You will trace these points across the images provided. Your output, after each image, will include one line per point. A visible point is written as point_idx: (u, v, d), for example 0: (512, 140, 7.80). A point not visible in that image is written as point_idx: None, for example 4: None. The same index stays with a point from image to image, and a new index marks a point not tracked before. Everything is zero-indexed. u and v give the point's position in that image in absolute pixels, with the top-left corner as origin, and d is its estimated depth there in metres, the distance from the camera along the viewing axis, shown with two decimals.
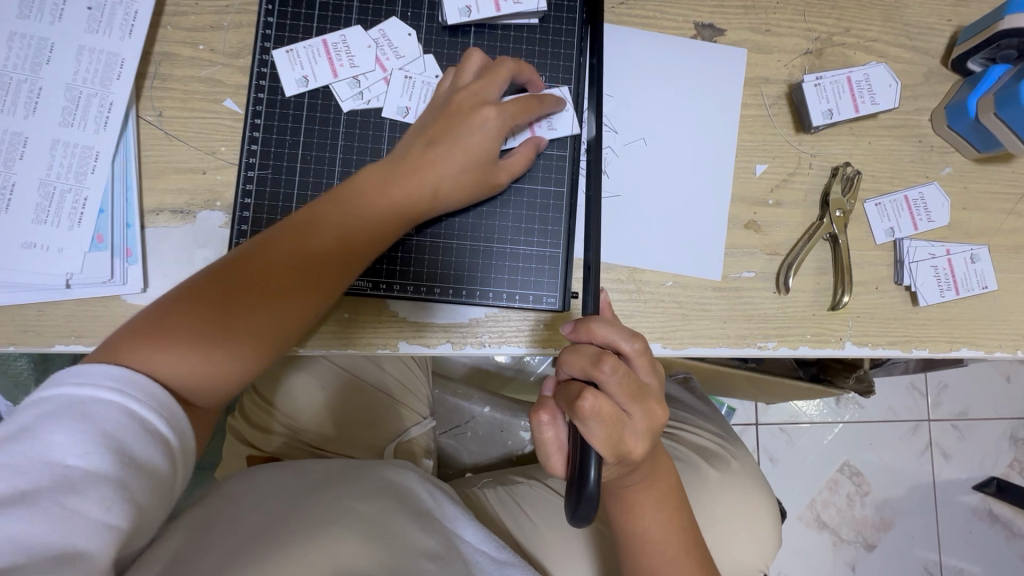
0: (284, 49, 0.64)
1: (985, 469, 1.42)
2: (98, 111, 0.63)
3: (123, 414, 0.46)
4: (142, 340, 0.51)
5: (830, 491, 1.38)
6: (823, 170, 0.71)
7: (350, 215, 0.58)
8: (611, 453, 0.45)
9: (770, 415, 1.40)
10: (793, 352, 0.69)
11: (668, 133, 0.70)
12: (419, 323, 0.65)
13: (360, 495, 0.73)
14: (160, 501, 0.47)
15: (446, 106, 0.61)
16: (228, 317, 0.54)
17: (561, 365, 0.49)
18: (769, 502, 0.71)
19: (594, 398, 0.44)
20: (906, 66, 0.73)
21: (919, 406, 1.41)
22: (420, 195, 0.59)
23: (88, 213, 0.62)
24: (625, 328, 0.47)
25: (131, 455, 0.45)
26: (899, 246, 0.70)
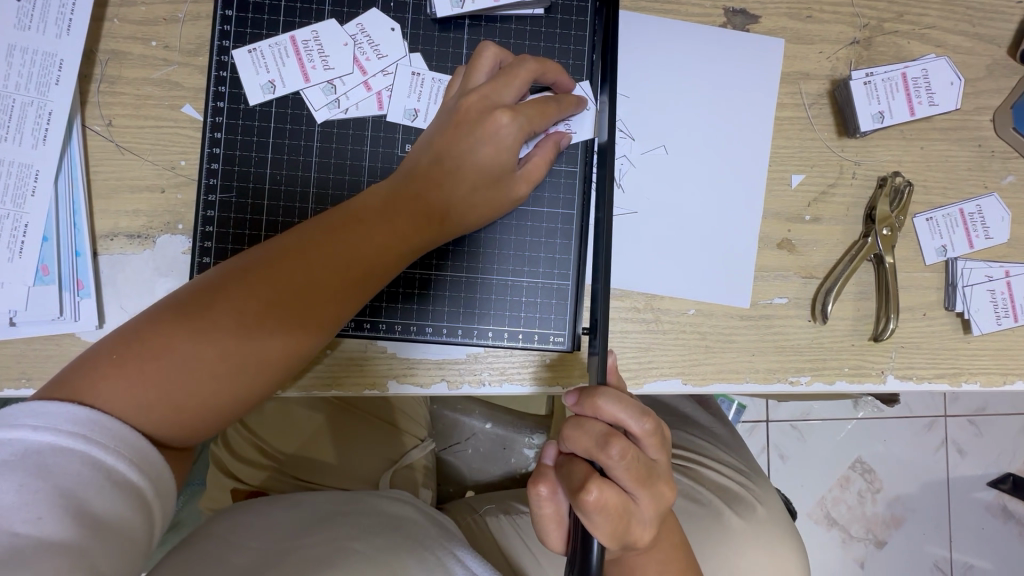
0: (246, 49, 0.56)
1: (1001, 464, 1.31)
2: (36, 122, 0.55)
3: (85, 465, 0.39)
4: (97, 381, 0.43)
5: (841, 488, 1.28)
6: (867, 180, 0.62)
7: (343, 238, 0.49)
8: (615, 544, 0.42)
9: (781, 412, 1.28)
10: (829, 387, 0.62)
11: (691, 137, 0.62)
12: (407, 361, 0.58)
13: (358, 533, 0.63)
14: (132, 563, 0.40)
15: (453, 112, 0.52)
16: (196, 360, 0.45)
17: (564, 439, 0.44)
18: (795, 549, 0.66)
19: (599, 492, 0.40)
20: (967, 56, 0.63)
21: (936, 402, 1.30)
22: (424, 214, 0.51)
23: (31, 240, 0.54)
24: (635, 406, 0.41)
25: (94, 515, 0.38)
26: (952, 267, 0.62)
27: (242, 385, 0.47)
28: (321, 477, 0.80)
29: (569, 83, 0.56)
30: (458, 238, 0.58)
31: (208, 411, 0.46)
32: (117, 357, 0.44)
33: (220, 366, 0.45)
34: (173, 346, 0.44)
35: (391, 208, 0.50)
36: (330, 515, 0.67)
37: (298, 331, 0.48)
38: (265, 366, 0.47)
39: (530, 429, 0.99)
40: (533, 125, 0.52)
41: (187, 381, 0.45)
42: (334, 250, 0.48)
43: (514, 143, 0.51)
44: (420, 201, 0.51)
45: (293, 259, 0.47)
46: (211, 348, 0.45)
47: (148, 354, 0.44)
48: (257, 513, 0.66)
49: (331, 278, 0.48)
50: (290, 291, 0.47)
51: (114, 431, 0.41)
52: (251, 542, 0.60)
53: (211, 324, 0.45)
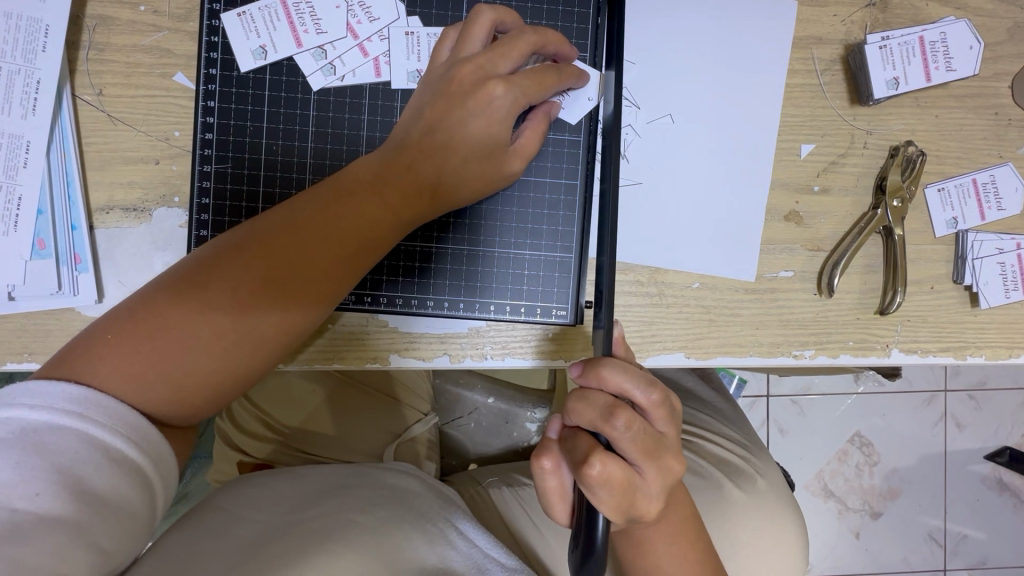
0: (236, 12, 0.54)
1: (999, 438, 1.32)
2: (24, 91, 0.53)
3: (82, 444, 0.39)
4: (93, 361, 0.43)
5: (839, 461, 1.29)
6: (879, 150, 0.61)
7: (334, 215, 0.47)
8: (620, 516, 0.42)
9: (782, 386, 1.29)
10: (833, 361, 0.61)
11: (698, 106, 0.60)
12: (409, 336, 0.58)
13: (362, 506, 0.65)
14: (134, 536, 0.41)
15: (446, 81, 0.50)
16: (191, 339, 0.44)
17: (568, 413, 0.43)
18: (795, 519, 0.67)
19: (603, 465, 0.39)
20: (988, 19, 0.61)
21: (936, 376, 1.31)
22: (417, 190, 0.50)
23: (25, 213, 0.54)
24: (641, 376, 0.41)
25: (92, 492, 0.38)
26: (963, 240, 0.61)
27: (240, 365, 0.47)
28: (326, 450, 0.81)
29: (569, 54, 0.54)
30: (458, 210, 0.57)
31: (206, 390, 0.46)
32: (112, 338, 0.44)
33: (216, 347, 0.45)
34: (168, 327, 0.44)
35: (382, 183, 0.49)
36: (334, 489, 0.68)
37: (293, 309, 0.47)
38: (260, 345, 0.47)
39: (532, 403, 1.00)
40: (528, 98, 0.50)
41: (184, 361, 0.45)
42: (326, 228, 0.47)
43: (509, 117, 0.50)
44: (413, 177, 0.49)
45: (285, 238, 0.46)
46: (206, 329, 0.45)
47: (143, 334, 0.44)
48: (265, 486, 0.68)
49: (324, 256, 0.47)
50: (282, 270, 0.46)
51: (111, 412, 0.41)
52: (257, 515, 0.61)
53: (205, 304, 0.45)
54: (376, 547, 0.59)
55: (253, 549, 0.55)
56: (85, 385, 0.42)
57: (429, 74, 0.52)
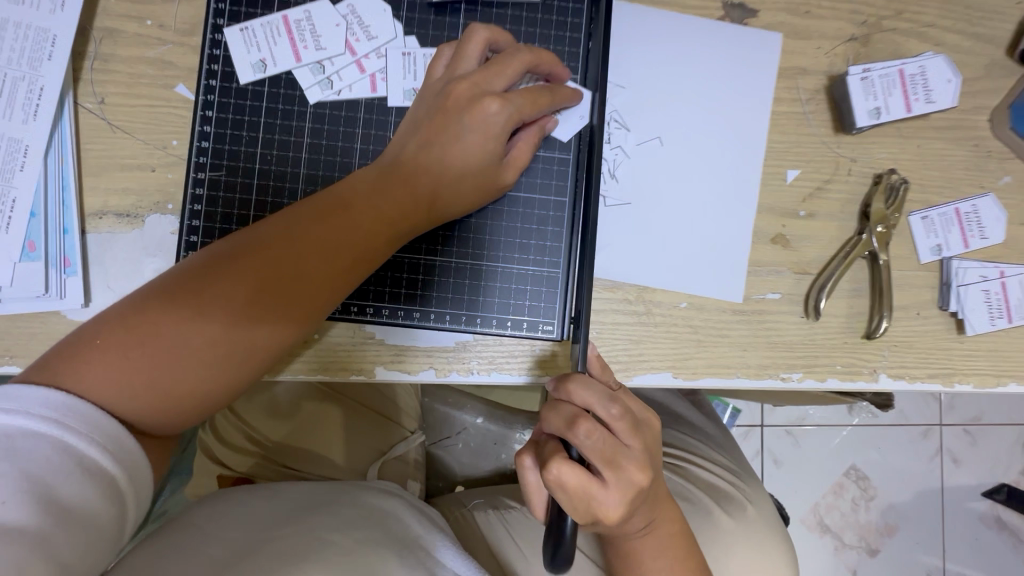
0: (238, 27, 0.54)
1: (997, 474, 1.30)
2: (27, 97, 0.54)
3: (55, 451, 0.38)
4: (79, 366, 0.42)
5: (835, 495, 1.27)
6: (864, 177, 0.62)
7: (330, 225, 0.48)
8: (583, 520, 0.42)
9: (776, 417, 1.28)
10: (821, 385, 0.61)
11: (687, 131, 0.61)
12: (396, 348, 0.58)
13: (340, 527, 0.63)
14: (100, 552, 0.40)
15: (443, 97, 0.51)
16: (180, 344, 0.44)
17: (538, 418, 0.44)
18: (786, 548, 0.65)
19: (558, 471, 0.40)
20: (965, 56, 0.63)
21: (931, 410, 1.30)
22: (413, 202, 0.50)
23: (17, 216, 0.54)
24: (600, 389, 0.40)
25: (60, 502, 0.37)
26: (947, 266, 0.62)
27: (228, 373, 0.46)
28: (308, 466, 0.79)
29: (563, 73, 0.56)
30: (449, 223, 0.57)
31: (191, 398, 0.45)
32: (98, 343, 0.43)
33: (206, 353, 0.45)
34: (156, 333, 0.44)
35: (379, 194, 0.50)
36: (313, 509, 0.67)
37: (287, 317, 0.47)
38: (251, 353, 0.47)
39: (522, 425, 0.99)
40: (522, 115, 0.51)
41: (171, 367, 0.44)
42: (321, 236, 0.48)
43: (503, 132, 0.51)
44: (409, 188, 0.50)
45: (280, 247, 0.47)
46: (195, 336, 0.44)
47: (131, 341, 0.43)
48: (242, 504, 0.67)
49: (317, 265, 0.47)
50: (275, 278, 0.46)
51: (92, 418, 0.41)
52: (230, 533, 0.60)
53: (196, 309, 0.45)
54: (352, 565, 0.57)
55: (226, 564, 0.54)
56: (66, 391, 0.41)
57: (426, 89, 0.53)
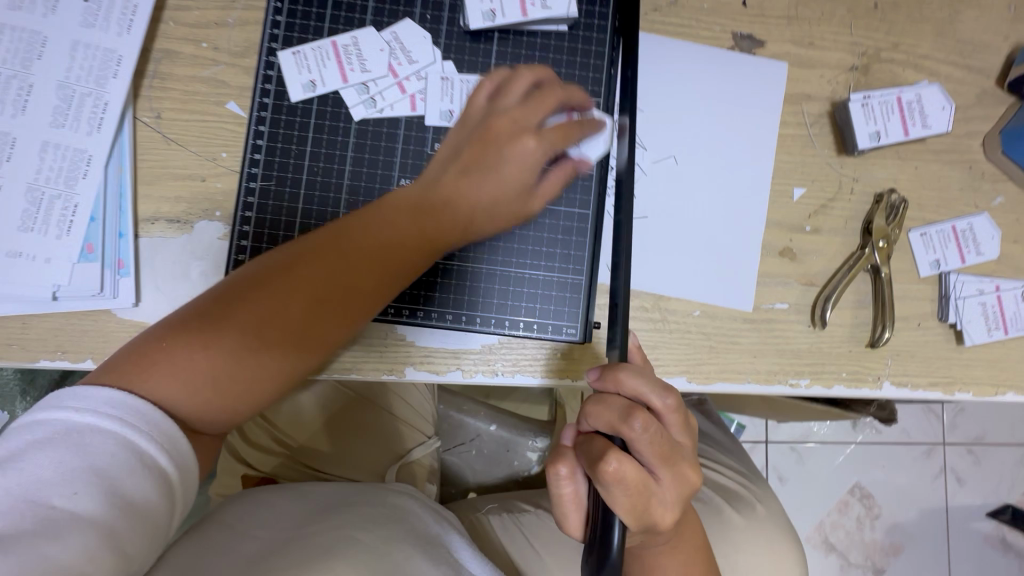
0: (291, 51, 0.59)
1: (1001, 495, 1.34)
2: (92, 111, 0.59)
3: (119, 448, 0.41)
4: (140, 368, 0.45)
5: (839, 513, 1.29)
6: (865, 196, 0.66)
7: (373, 245, 0.52)
8: (636, 523, 0.38)
9: (781, 433, 1.31)
10: (827, 391, 0.64)
11: (700, 151, 0.66)
12: (425, 349, 0.61)
13: (364, 524, 0.65)
14: (153, 545, 0.42)
15: (482, 131, 0.55)
16: (234, 351, 0.47)
17: (583, 416, 0.41)
18: (795, 548, 0.67)
19: (619, 463, 0.37)
20: (957, 86, 0.68)
21: (933, 429, 1.32)
22: (449, 228, 0.54)
23: (78, 220, 0.58)
24: (657, 378, 0.39)
25: (122, 495, 0.40)
26: (945, 280, 0.65)
27: (272, 380, 0.50)
28: (331, 466, 0.83)
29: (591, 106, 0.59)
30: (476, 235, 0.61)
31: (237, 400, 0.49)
32: (158, 347, 0.46)
33: (258, 359, 0.48)
34: (209, 342, 0.47)
35: (418, 219, 0.53)
36: (336, 509, 0.69)
37: (331, 328, 0.51)
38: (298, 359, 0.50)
39: (534, 432, 1.03)
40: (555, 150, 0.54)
41: (226, 371, 0.47)
42: (362, 257, 0.51)
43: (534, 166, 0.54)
44: (446, 213, 0.54)
45: (326, 264, 0.50)
46: (241, 348, 0.48)
47: (189, 347, 0.47)
48: (271, 504, 0.70)
49: (360, 282, 0.51)
50: (321, 295, 0.50)
51: (151, 418, 0.43)
52: (258, 532, 0.62)
53: (250, 319, 0.48)
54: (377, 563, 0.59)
55: (260, 559, 0.57)
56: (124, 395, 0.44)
57: (465, 120, 0.57)
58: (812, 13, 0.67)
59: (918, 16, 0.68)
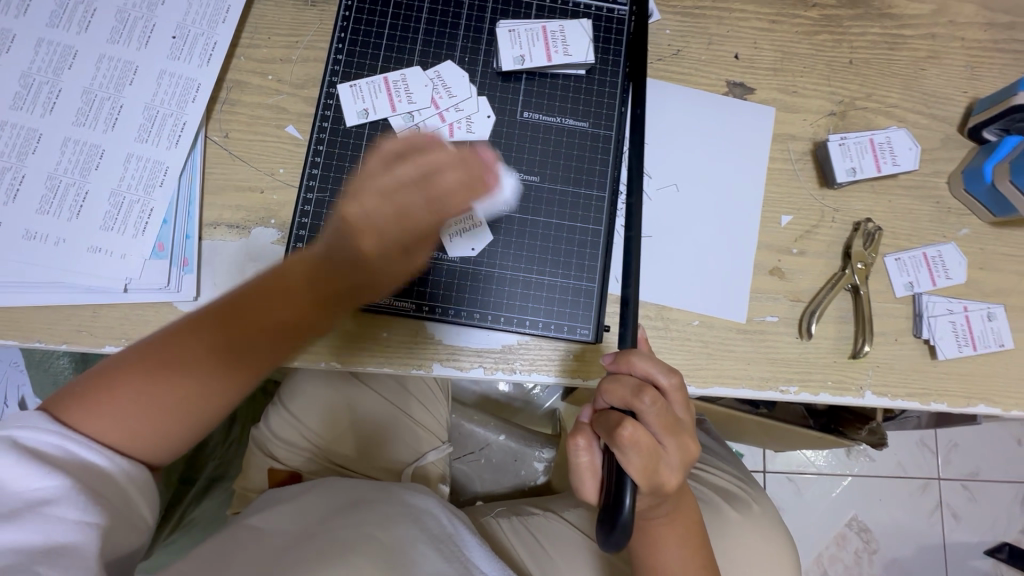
0: (349, 84, 0.69)
1: (996, 533, 1.47)
2: (172, 129, 0.68)
3: (60, 451, 0.49)
4: (78, 411, 0.51)
5: (837, 546, 1.43)
6: (845, 225, 0.74)
7: (270, 308, 0.52)
8: (647, 484, 0.46)
9: (778, 464, 1.46)
10: (814, 398, 0.71)
11: (700, 181, 0.74)
12: (451, 347, 0.67)
13: (380, 522, 0.70)
14: (128, 523, 0.51)
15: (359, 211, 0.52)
16: (160, 396, 0.52)
17: (600, 393, 0.49)
18: (789, 543, 0.74)
19: (633, 429, 0.44)
20: (924, 131, 0.77)
21: (928, 464, 1.47)
22: (348, 293, 0.54)
23: (153, 222, 0.66)
24: (665, 362, 0.47)
25: (80, 483, 0.48)
26: (918, 300, 0.73)
27: (192, 422, 0.54)
28: (354, 465, 0.89)
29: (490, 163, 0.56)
30: (450, 291, 0.66)
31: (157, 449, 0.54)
32: (88, 394, 0.51)
33: (177, 407, 0.52)
34: (134, 390, 0.51)
35: (314, 287, 0.53)
36: (356, 505, 0.74)
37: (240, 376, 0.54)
38: (209, 399, 0.53)
39: (540, 443, 1.09)
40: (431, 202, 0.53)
41: (146, 414, 0.52)
42: (273, 308, 0.52)
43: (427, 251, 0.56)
44: (353, 284, 0.53)
45: (233, 322, 0.52)
46: (158, 400, 0.52)
47: (110, 392, 0.51)
48: (292, 502, 0.76)
49: (263, 340, 0.53)
50: (223, 352, 0.52)
51: (91, 446, 0.50)
52: (283, 531, 0.69)
53: (163, 369, 0.52)
54: (389, 561, 0.64)
55: (281, 557, 0.62)
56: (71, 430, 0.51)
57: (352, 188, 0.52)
58: (796, 67, 0.78)
59: (888, 72, 0.79)
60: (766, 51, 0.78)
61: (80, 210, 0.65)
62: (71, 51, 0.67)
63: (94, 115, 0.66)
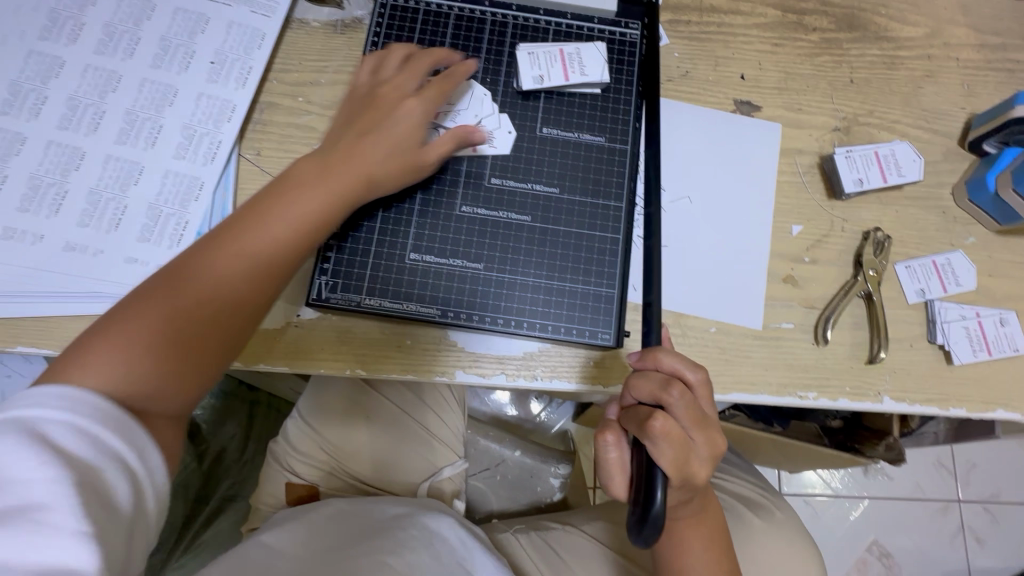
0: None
1: (1022, 558, 1.43)
2: (208, 147, 0.71)
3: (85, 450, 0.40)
4: (93, 345, 0.47)
5: (859, 572, 1.39)
6: (854, 234, 0.77)
7: (284, 211, 0.57)
8: (677, 475, 0.47)
9: (794, 486, 1.45)
10: (833, 404, 0.71)
11: (711, 193, 0.77)
12: (473, 355, 0.69)
13: (392, 548, 0.68)
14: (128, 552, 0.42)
15: (370, 97, 0.66)
16: (175, 308, 0.51)
17: (629, 388, 0.51)
18: (814, 552, 0.74)
19: (663, 420, 0.46)
20: (926, 144, 0.80)
21: (948, 485, 1.45)
22: (360, 177, 0.61)
23: (187, 234, 0.68)
24: (691, 357, 0.50)
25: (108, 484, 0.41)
26: (931, 306, 0.74)
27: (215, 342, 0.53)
28: (374, 478, 0.89)
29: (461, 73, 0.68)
30: (475, 299, 0.68)
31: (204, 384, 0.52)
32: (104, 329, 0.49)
33: (194, 326, 0.51)
34: (150, 313, 0.50)
35: (319, 186, 0.59)
36: (369, 530, 0.73)
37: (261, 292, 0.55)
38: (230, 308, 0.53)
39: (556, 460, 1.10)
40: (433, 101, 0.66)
41: (177, 329, 0.50)
42: (294, 208, 0.57)
43: (384, 155, 0.62)
44: (361, 148, 0.62)
45: (250, 227, 0.55)
46: (176, 317, 0.50)
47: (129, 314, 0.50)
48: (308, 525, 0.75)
49: (283, 240, 0.56)
50: (246, 254, 0.54)
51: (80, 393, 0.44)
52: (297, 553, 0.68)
53: (187, 283, 0.52)
54: None
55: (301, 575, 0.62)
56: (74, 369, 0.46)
57: (354, 91, 0.68)
58: (800, 86, 0.82)
59: (888, 90, 0.82)
60: (770, 72, 0.82)
61: (119, 222, 0.68)
62: (115, 75, 0.71)
63: (135, 134, 0.70)
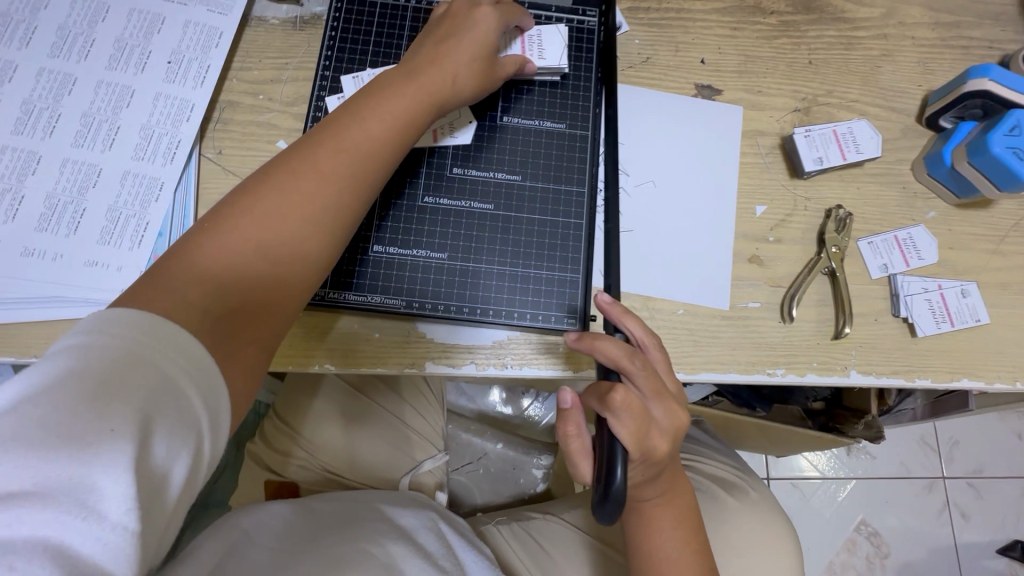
0: (351, 76, 0.73)
1: (1007, 531, 1.45)
2: (167, 147, 0.70)
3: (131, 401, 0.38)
4: (198, 246, 0.50)
5: (847, 551, 1.41)
6: (817, 212, 0.78)
7: (370, 116, 0.58)
8: (638, 447, 0.48)
9: (781, 469, 1.46)
10: (801, 379, 0.72)
11: (676, 176, 0.78)
12: (443, 345, 0.69)
13: (374, 538, 0.67)
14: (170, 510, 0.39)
15: (445, 15, 0.67)
16: (271, 211, 0.52)
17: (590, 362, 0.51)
18: (788, 530, 0.74)
19: (624, 392, 0.47)
20: (884, 122, 0.82)
21: (931, 463, 1.47)
22: (440, 82, 0.63)
23: (148, 235, 0.68)
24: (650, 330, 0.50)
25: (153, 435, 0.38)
26: (893, 280, 0.75)
27: (307, 241, 0.54)
28: (353, 475, 0.88)
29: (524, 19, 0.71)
30: (441, 290, 0.68)
31: (289, 298, 0.54)
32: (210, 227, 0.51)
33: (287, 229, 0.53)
34: (251, 208, 0.52)
35: (400, 91, 0.60)
36: (347, 521, 0.71)
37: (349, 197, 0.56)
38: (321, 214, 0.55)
39: (538, 451, 1.10)
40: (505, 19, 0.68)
41: (272, 229, 0.52)
42: (377, 113, 0.59)
43: (465, 64, 0.64)
44: (440, 55, 0.64)
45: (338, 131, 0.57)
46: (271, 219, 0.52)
47: (231, 212, 0.52)
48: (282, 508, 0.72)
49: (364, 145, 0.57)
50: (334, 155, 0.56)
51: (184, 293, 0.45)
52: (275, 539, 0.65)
53: (279, 185, 0.53)
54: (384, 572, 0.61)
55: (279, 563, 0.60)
56: (172, 269, 0.48)
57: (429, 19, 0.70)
58: (760, 69, 0.82)
59: (846, 70, 0.83)
60: (730, 55, 0.83)
61: (78, 225, 0.67)
62: (70, 78, 0.71)
63: (92, 136, 0.69)
